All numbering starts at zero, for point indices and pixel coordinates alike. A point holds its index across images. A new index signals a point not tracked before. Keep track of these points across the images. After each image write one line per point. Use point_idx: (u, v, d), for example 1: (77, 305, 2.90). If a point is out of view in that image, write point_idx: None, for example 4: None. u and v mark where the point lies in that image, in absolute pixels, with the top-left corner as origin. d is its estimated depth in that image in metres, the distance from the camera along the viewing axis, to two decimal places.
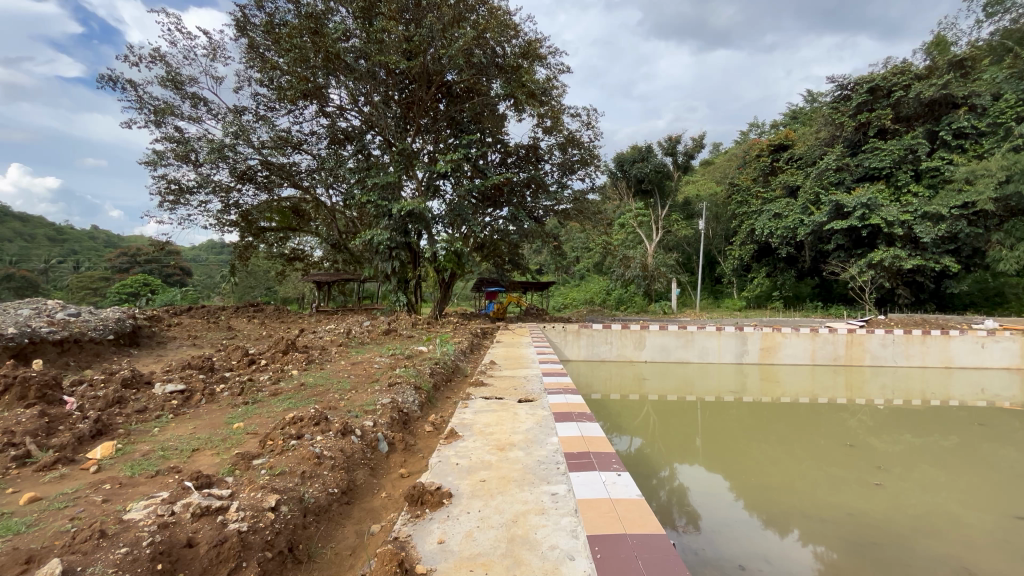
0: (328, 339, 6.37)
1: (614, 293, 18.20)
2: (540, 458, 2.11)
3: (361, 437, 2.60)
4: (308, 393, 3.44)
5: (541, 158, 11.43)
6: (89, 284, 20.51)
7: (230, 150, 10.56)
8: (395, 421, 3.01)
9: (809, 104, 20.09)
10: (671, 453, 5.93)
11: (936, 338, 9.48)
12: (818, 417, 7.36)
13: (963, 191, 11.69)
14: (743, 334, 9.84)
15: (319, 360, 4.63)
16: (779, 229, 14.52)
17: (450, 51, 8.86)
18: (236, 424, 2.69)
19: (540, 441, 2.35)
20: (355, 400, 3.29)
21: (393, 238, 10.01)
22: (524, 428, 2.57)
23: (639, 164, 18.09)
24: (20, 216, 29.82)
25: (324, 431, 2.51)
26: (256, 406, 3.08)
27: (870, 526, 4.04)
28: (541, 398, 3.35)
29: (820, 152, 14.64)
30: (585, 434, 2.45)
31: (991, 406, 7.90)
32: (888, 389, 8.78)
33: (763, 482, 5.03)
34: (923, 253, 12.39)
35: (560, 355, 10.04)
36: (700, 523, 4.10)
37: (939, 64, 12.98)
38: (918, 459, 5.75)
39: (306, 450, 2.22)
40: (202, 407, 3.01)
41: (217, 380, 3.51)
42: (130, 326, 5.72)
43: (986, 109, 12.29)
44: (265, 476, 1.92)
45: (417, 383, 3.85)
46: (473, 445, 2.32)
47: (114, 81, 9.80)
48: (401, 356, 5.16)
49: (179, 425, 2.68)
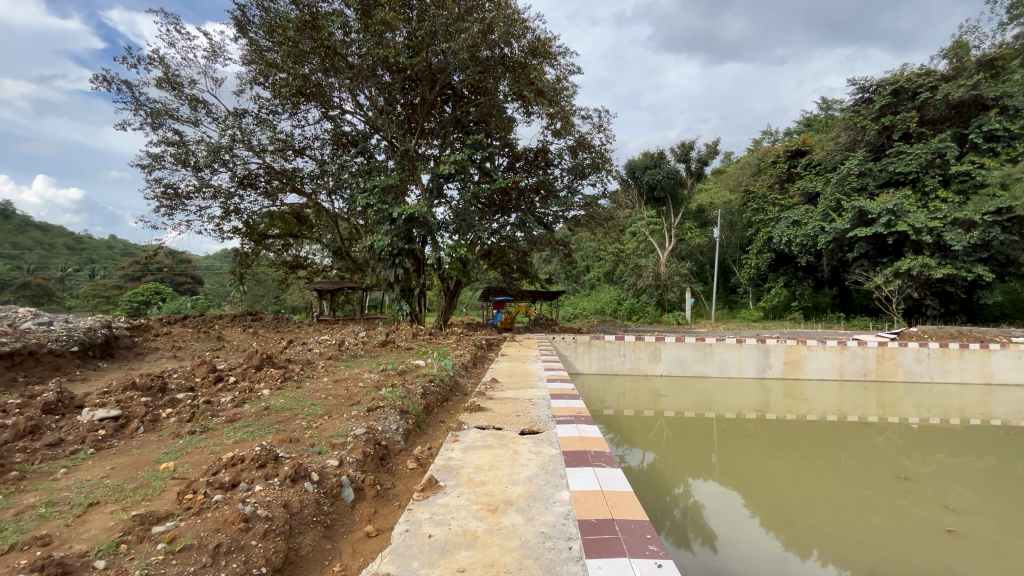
0: (317, 351, 5.85)
1: (625, 303, 17.51)
2: (545, 530, 1.54)
3: (316, 484, 2.03)
4: (272, 419, 2.90)
5: (550, 163, 10.90)
6: (101, 293, 20.45)
7: (228, 153, 10.18)
8: (368, 458, 2.45)
9: (824, 111, 19.45)
10: (686, 468, 5.35)
11: (974, 352, 8.70)
12: (842, 434, 6.72)
13: (997, 196, 10.89)
14: (766, 346, 9.13)
15: (297, 377, 4.09)
16: (798, 237, 13.81)
17: (454, 47, 8.38)
18: (165, 464, 2.16)
19: (546, 498, 1.77)
20: (324, 430, 2.74)
21: (395, 244, 9.47)
22: (526, 476, 1.99)
23: (651, 171, 17.20)
24: (40, 224, 29.96)
25: (269, 478, 1.95)
26: (202, 437, 2.55)
27: (900, 552, 3.49)
28: (548, 430, 2.75)
29: (840, 157, 13.98)
30: (607, 489, 1.86)
31: None
32: (924, 407, 8.00)
33: (784, 501, 4.46)
34: (954, 262, 11.62)
35: (570, 368, 9.44)
36: (715, 544, 3.58)
37: (968, 64, 12.23)
38: (951, 479, 5.11)
39: (231, 509, 1.65)
40: (137, 439, 2.49)
41: (164, 404, 2.96)
42: (101, 337, 5.26)
43: (1018, 110, 11.63)
44: (151, 561, 1.37)
45: (403, 408, 3.27)
46: (458, 503, 1.75)
47: (109, 82, 9.49)
48: (392, 372, 4.61)
49: (95, 464, 2.16)
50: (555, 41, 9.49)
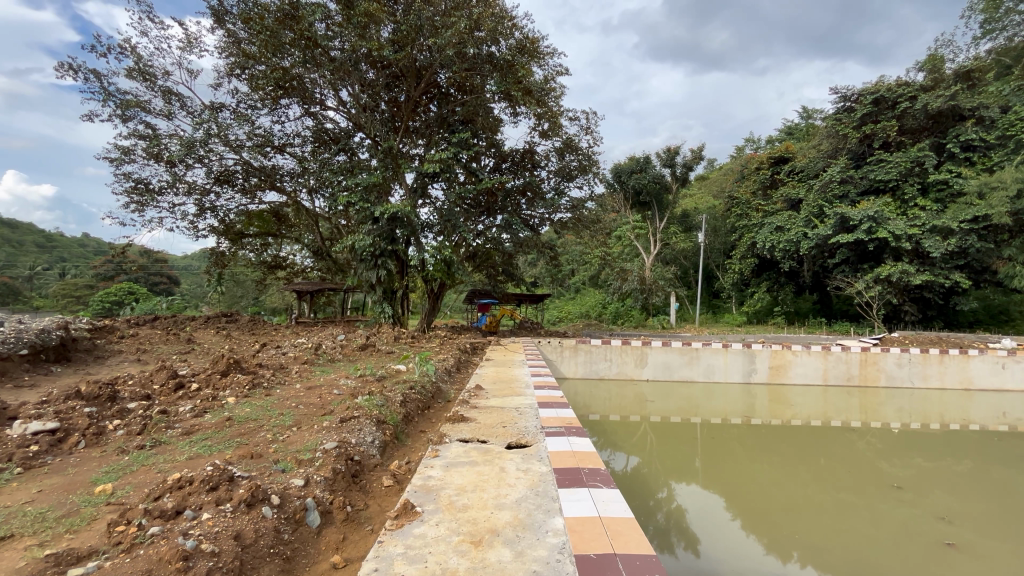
0: (291, 356, 5.55)
1: (611, 307, 17.43)
2: (538, 568, 1.34)
3: (275, 509, 1.79)
4: (234, 432, 2.63)
5: (537, 164, 10.71)
6: (72, 292, 19.68)
7: (203, 147, 9.76)
8: (339, 476, 2.21)
9: (805, 119, 19.69)
10: (669, 472, 5.20)
11: (954, 358, 8.76)
12: (824, 438, 6.67)
13: (974, 204, 11.08)
14: (752, 351, 9.06)
15: (267, 383, 3.81)
16: (781, 243, 13.83)
17: (440, 42, 8.15)
18: (103, 486, 1.90)
19: (539, 527, 1.57)
20: (291, 444, 2.48)
21: (377, 244, 9.17)
22: (516, 500, 1.78)
23: (637, 175, 17.18)
24: (8, 222, 28.82)
25: (220, 503, 1.70)
26: (152, 453, 2.28)
27: (888, 557, 3.37)
28: (536, 443, 2.54)
29: (823, 164, 14.09)
30: (607, 515, 1.66)
31: (1015, 431, 7.18)
32: (905, 412, 7.99)
33: (770, 505, 4.32)
34: (932, 269, 11.74)
35: (555, 372, 9.24)
36: (699, 548, 3.44)
37: (946, 75, 12.40)
38: (930, 483, 5.04)
39: (168, 545, 1.41)
40: (75, 456, 2.21)
41: (113, 415, 2.68)
42: (56, 339, 4.91)
43: (994, 121, 11.85)
44: None
45: (380, 419, 3.03)
46: (438, 532, 1.54)
47: (75, 71, 9.03)
48: (370, 378, 4.34)
49: (20, 488, 1.88)
50: (543, 41, 9.34)
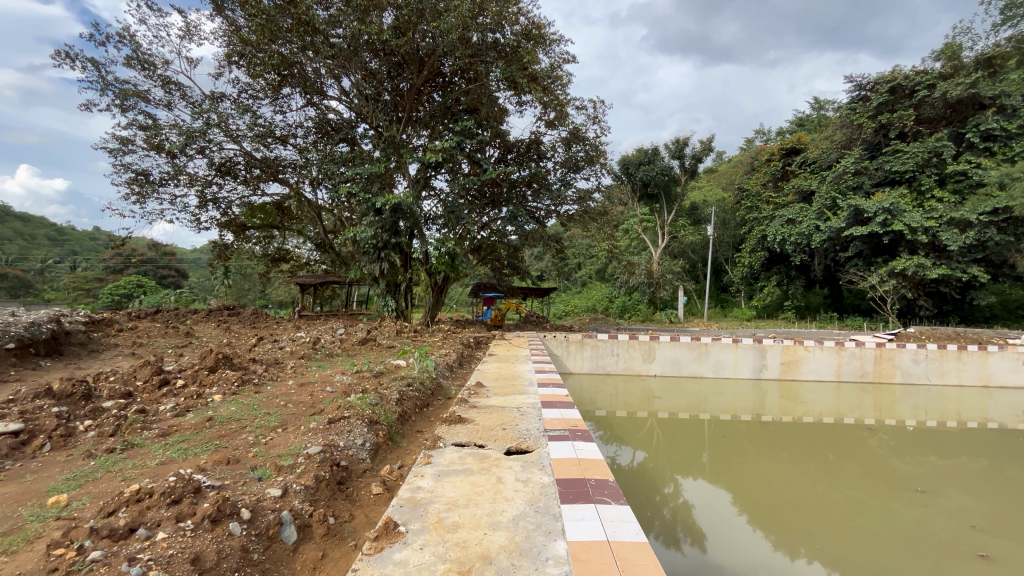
0: (288, 350, 5.39)
1: (618, 301, 17.18)
2: None
3: (246, 524, 1.60)
4: (214, 433, 2.45)
5: (542, 155, 10.46)
6: (82, 285, 19.69)
7: (203, 136, 9.59)
8: (322, 484, 2.02)
9: (818, 110, 19.18)
10: (675, 468, 5.01)
11: (972, 354, 8.45)
12: (834, 435, 6.43)
13: (994, 196, 10.67)
14: (762, 347, 8.80)
15: (257, 379, 3.63)
16: (793, 235, 13.48)
17: (441, 27, 7.86)
18: (57, 496, 1.71)
19: (537, 553, 1.37)
20: (274, 448, 2.30)
21: (379, 237, 8.95)
22: (513, 518, 1.58)
23: (645, 167, 16.78)
24: (21, 215, 28.96)
25: (181, 519, 1.52)
26: (122, 456, 2.11)
27: (897, 556, 3.17)
28: (539, 448, 2.34)
29: (836, 155, 13.69)
30: (616, 540, 1.46)
31: None
32: (921, 409, 7.71)
33: (777, 502, 4.12)
34: (948, 263, 11.38)
35: (561, 367, 9.05)
36: (706, 544, 3.24)
37: (967, 62, 11.91)
38: (944, 481, 4.80)
39: None
40: (38, 460, 2.05)
41: (85, 415, 2.51)
42: (47, 332, 4.77)
43: (1016, 110, 11.38)
44: None
45: (372, 419, 2.83)
46: (422, 558, 1.34)
47: (72, 59, 8.86)
48: (367, 375, 4.15)
49: None
50: (549, 27, 9.06)
